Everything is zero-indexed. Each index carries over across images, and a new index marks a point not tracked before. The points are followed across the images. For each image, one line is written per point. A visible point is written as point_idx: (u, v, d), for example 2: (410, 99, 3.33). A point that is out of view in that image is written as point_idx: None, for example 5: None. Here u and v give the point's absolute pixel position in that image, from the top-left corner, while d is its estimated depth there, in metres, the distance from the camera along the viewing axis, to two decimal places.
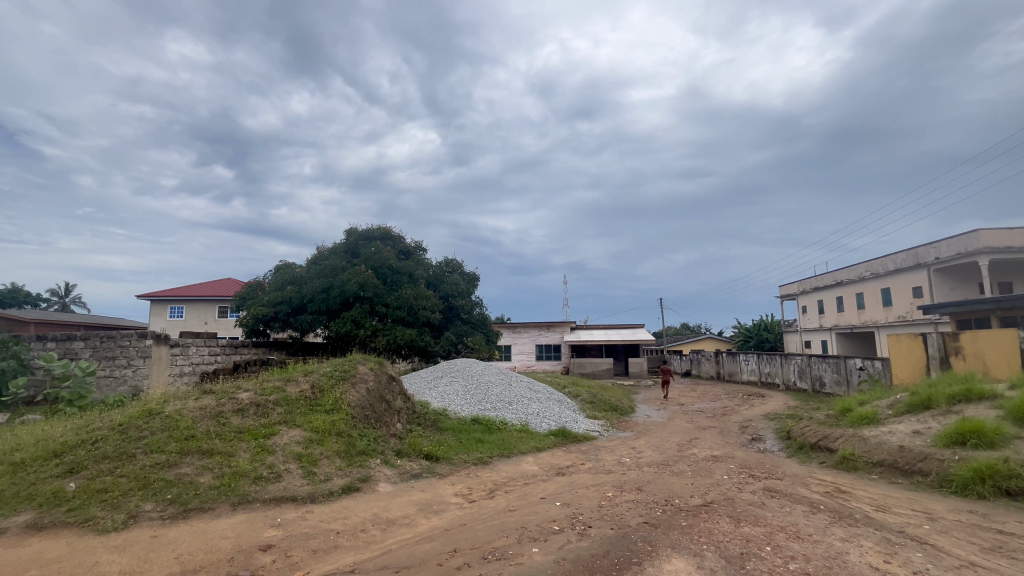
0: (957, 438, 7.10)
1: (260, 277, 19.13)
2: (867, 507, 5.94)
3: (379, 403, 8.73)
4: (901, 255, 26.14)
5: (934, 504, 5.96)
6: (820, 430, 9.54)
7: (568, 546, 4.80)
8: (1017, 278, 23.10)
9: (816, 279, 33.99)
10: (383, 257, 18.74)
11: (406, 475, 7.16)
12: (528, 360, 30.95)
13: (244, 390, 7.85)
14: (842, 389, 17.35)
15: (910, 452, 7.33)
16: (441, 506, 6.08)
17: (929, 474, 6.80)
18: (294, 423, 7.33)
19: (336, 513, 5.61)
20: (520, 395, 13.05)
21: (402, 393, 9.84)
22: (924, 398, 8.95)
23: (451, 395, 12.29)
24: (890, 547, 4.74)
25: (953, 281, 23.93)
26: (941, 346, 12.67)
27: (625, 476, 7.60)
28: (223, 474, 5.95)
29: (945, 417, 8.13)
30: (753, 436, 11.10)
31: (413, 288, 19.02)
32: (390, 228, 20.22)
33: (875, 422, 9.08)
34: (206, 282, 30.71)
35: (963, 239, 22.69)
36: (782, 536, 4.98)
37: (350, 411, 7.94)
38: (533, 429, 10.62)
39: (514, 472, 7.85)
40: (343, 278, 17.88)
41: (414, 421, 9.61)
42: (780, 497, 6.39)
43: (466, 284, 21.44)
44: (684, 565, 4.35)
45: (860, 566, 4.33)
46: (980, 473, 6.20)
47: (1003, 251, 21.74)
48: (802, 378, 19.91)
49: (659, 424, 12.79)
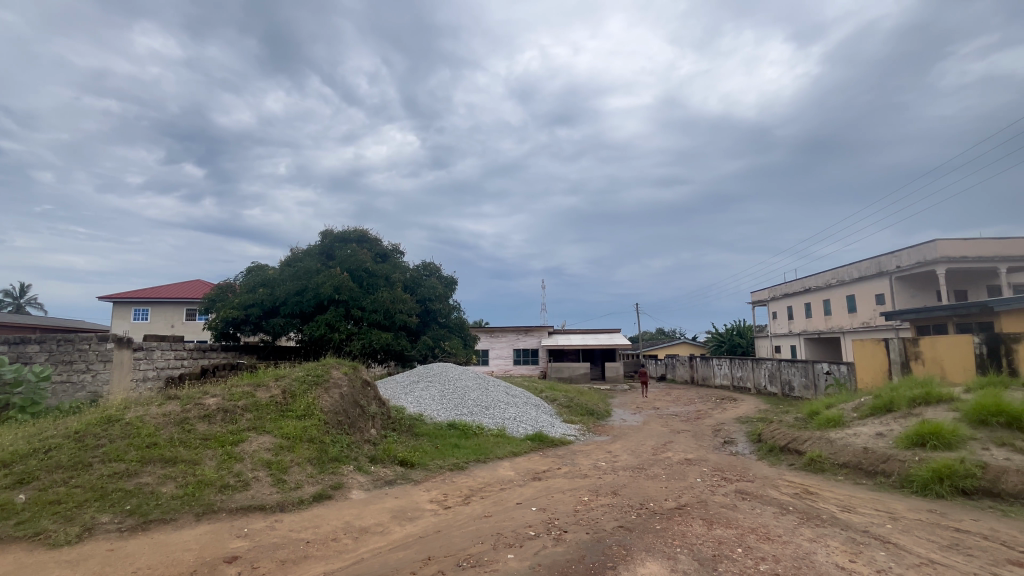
0: (918, 440, 7.37)
1: (230, 278, 18.66)
2: (833, 507, 6.13)
3: (353, 409, 8.54)
4: (866, 264, 27.19)
5: (897, 504, 6.16)
6: (789, 433, 9.79)
7: (543, 552, 4.78)
8: (971, 286, 24.21)
9: (786, 286, 34.97)
10: (359, 259, 18.45)
11: (380, 482, 7.01)
12: (505, 364, 30.99)
13: (211, 395, 7.60)
14: (810, 393, 17.88)
15: (874, 454, 7.57)
16: (415, 514, 5.98)
17: (892, 475, 7.04)
18: (264, 430, 7.12)
19: (307, 522, 5.45)
20: (497, 400, 13.00)
21: (377, 398, 9.64)
22: (886, 401, 9.28)
23: (427, 399, 12.17)
24: (855, 547, 4.87)
25: (913, 289, 24.94)
26: (902, 351, 13.23)
27: (601, 480, 7.65)
28: (187, 483, 5.73)
29: (906, 420, 8.44)
30: (725, 439, 11.30)
31: (389, 291, 18.70)
32: (367, 230, 19.97)
33: (841, 425, 9.37)
34: (173, 284, 29.68)
35: (923, 249, 23.69)
36: (752, 537, 5.07)
37: (322, 417, 7.76)
38: (509, 434, 10.60)
39: (490, 477, 7.80)
40: (317, 280, 17.59)
41: (389, 427, 9.40)
42: (751, 499, 6.51)
43: (443, 288, 21.25)
44: (658, 568, 4.39)
45: (826, 565, 4.45)
46: (939, 473, 6.44)
47: (959, 260, 22.77)
48: (772, 382, 20.43)
49: (635, 427, 12.94)
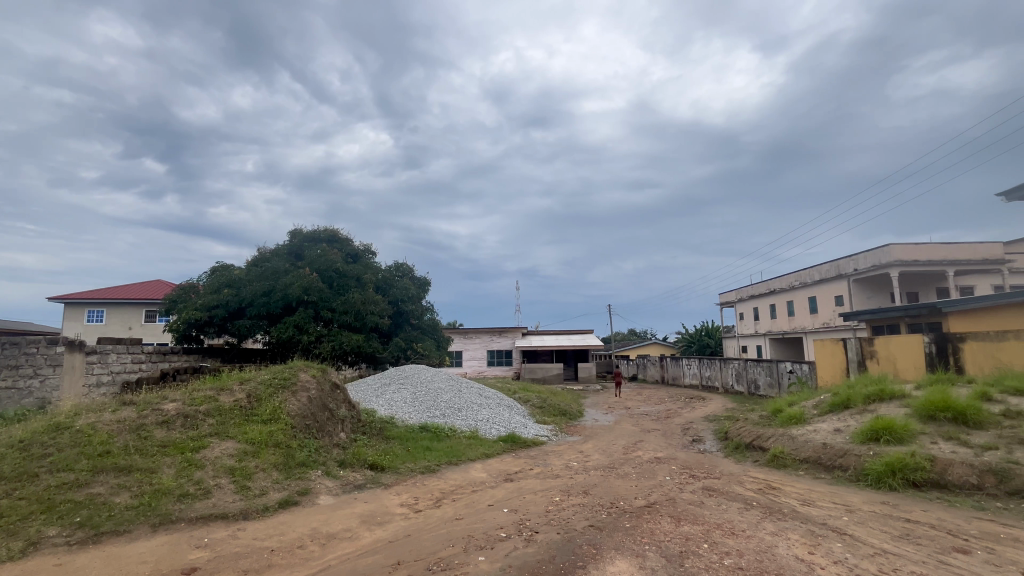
0: (872, 435, 7.72)
1: (193, 279, 18.01)
2: (794, 501, 6.35)
3: (322, 412, 8.35)
4: (826, 267, 28.33)
5: (853, 497, 6.43)
6: (754, 430, 10.10)
7: (514, 553, 4.78)
8: (921, 289, 25.54)
9: (752, 287, 36.09)
10: (329, 260, 18.08)
11: (349, 487, 6.87)
12: (478, 366, 30.90)
13: (170, 400, 7.31)
14: (775, 391, 18.50)
15: (832, 449, 7.88)
16: (385, 518, 5.89)
17: (849, 469, 7.34)
18: (227, 435, 6.88)
19: (271, 529, 5.29)
20: (470, 402, 12.95)
21: (347, 401, 9.45)
22: (844, 398, 9.68)
23: (398, 402, 12.03)
24: (814, 539, 5.06)
25: (870, 291, 26.12)
26: (859, 350, 13.84)
27: (572, 480, 7.72)
28: (143, 493, 5.49)
29: (862, 416, 8.84)
30: (694, 437, 11.57)
31: (361, 292, 18.38)
32: (338, 229, 19.62)
33: (802, 422, 9.73)
34: (131, 284, 28.39)
35: (878, 253, 24.85)
36: (718, 533, 5.20)
37: (289, 421, 7.57)
38: (482, 435, 10.57)
39: (462, 479, 7.76)
40: (285, 281, 17.15)
41: (359, 430, 9.24)
42: (717, 496, 6.69)
43: (416, 290, 21.05)
44: (627, 566, 4.44)
45: (787, 557, 4.60)
46: (892, 466, 6.76)
47: (910, 264, 23.98)
48: (739, 381, 21.03)
49: (606, 427, 13.11)
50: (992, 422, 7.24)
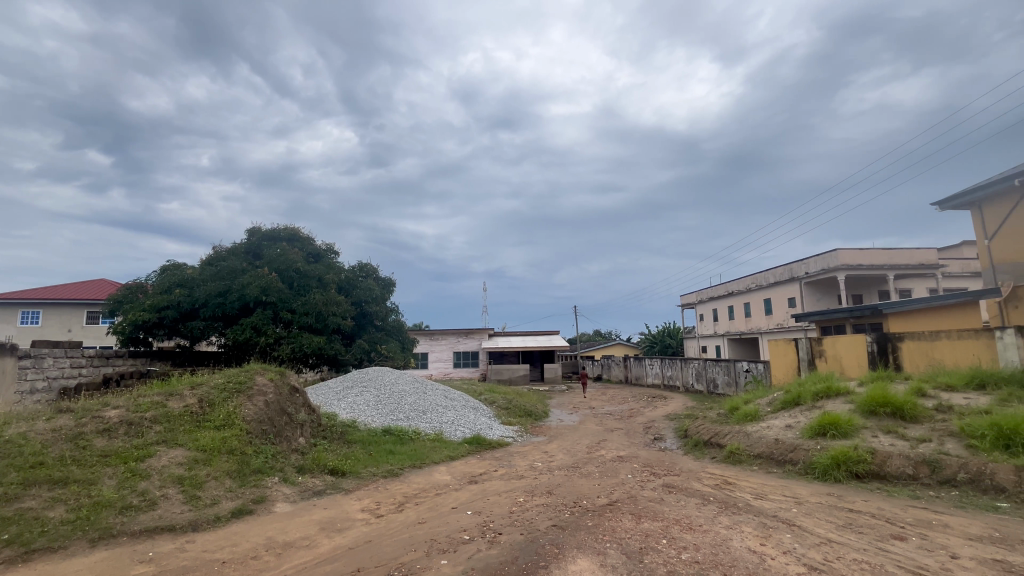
0: (820, 430, 8.12)
1: (141, 278, 17.08)
2: (748, 495, 6.60)
3: (279, 417, 8.06)
4: (780, 271, 29.62)
5: (802, 489, 6.75)
6: (712, 428, 10.44)
7: (477, 556, 4.76)
8: (865, 291, 27.11)
9: (711, 289, 37.33)
10: (289, 259, 17.53)
11: (307, 493, 6.67)
12: (444, 368, 30.64)
13: (113, 407, 6.89)
14: (732, 389, 19.18)
15: (784, 444, 8.24)
16: (345, 524, 5.74)
17: (798, 463, 7.70)
18: (175, 443, 6.55)
19: (223, 541, 5.06)
20: (435, 404, 12.82)
21: (306, 405, 9.17)
22: (795, 396, 10.15)
23: (361, 405, 11.76)
24: (765, 531, 5.28)
25: (819, 293, 27.50)
26: (809, 350, 14.54)
27: (537, 480, 7.75)
28: (82, 506, 5.15)
29: (811, 412, 9.30)
30: (655, 435, 11.85)
31: (323, 292, 17.89)
32: (299, 228, 19.06)
33: (756, 419, 10.14)
34: (72, 284, 26.65)
35: (827, 257, 26.19)
36: (676, 528, 5.35)
37: (244, 426, 7.27)
38: (447, 438, 10.48)
39: (426, 483, 7.66)
40: (241, 281, 16.49)
41: (319, 434, 8.98)
42: (676, 492, 6.88)
43: (381, 290, 20.69)
44: (589, 564, 4.50)
45: (740, 549, 4.78)
46: (837, 459, 7.14)
47: (856, 268, 25.40)
48: (699, 380, 21.71)
49: (571, 427, 13.25)
50: (926, 415, 7.76)
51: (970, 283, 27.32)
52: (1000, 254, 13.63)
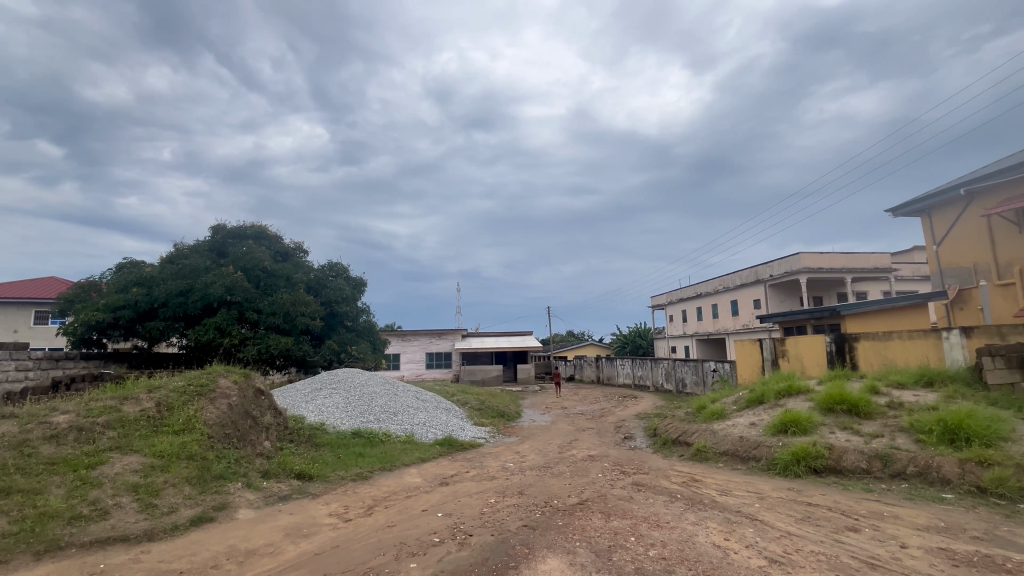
0: (782, 427, 8.41)
1: (95, 276, 16.27)
2: (714, 492, 6.78)
3: (243, 420, 7.81)
4: (746, 273, 30.54)
5: (764, 485, 6.98)
6: (680, 427, 10.68)
7: (447, 558, 4.72)
8: (825, 293, 28.23)
9: (680, 291, 38.19)
10: (256, 258, 17.01)
11: (272, 498, 6.48)
12: (417, 369, 30.34)
13: (61, 413, 6.54)
14: (700, 389, 19.67)
15: (748, 442, 8.50)
16: (312, 530, 5.61)
17: (761, 459, 7.96)
18: (130, 449, 6.27)
19: (181, 550, 4.87)
20: (406, 406, 12.67)
21: (272, 408, 8.91)
22: (759, 395, 10.49)
23: (330, 408, 11.52)
24: (729, 526, 5.43)
25: (783, 295, 28.49)
26: (773, 350, 15.05)
27: (508, 481, 7.76)
28: (26, 517, 4.86)
29: (773, 410, 9.63)
30: (626, 434, 12.04)
31: (291, 292, 17.44)
32: (266, 226, 18.54)
33: (722, 417, 10.43)
34: (19, 282, 25.18)
35: (790, 261, 27.16)
36: (644, 526, 5.44)
37: (205, 431, 7.01)
38: (418, 440, 10.37)
39: (396, 485, 7.56)
40: (204, 280, 15.91)
41: (285, 438, 8.73)
42: (645, 490, 7.01)
43: (351, 290, 20.32)
44: (558, 563, 4.53)
45: (705, 545, 4.90)
46: (797, 455, 7.41)
47: (817, 271, 26.43)
48: (668, 380, 22.17)
49: (543, 427, 13.33)
50: (879, 412, 8.14)
51: (921, 286, 28.81)
52: (948, 258, 14.37)
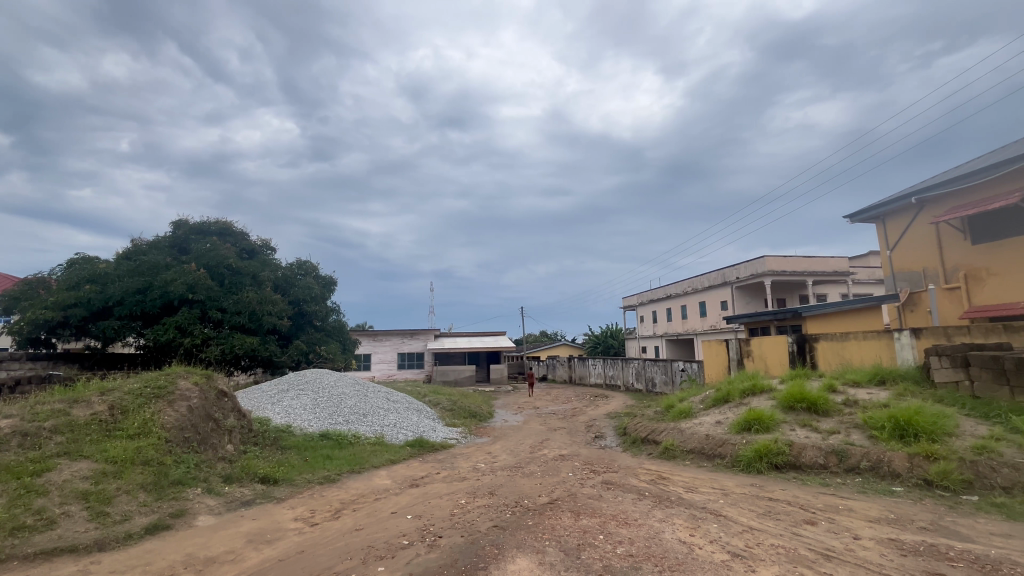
0: (746, 425, 8.67)
1: (44, 272, 15.44)
2: (680, 489, 6.94)
3: (204, 423, 7.53)
4: (714, 275, 31.39)
5: (728, 481, 7.19)
6: (649, 426, 10.88)
7: (415, 560, 4.68)
8: (788, 295, 29.29)
9: (651, 292, 38.94)
10: (220, 255, 16.43)
11: (234, 504, 6.27)
12: (388, 369, 29.94)
13: (4, 418, 6.16)
14: (669, 388, 20.09)
15: (714, 439, 8.73)
16: (276, 535, 5.45)
17: (726, 456, 8.19)
18: (80, 454, 5.96)
19: (134, 560, 4.65)
20: (377, 407, 12.48)
21: (235, 410, 8.62)
22: (724, 393, 10.79)
23: (297, 409, 11.25)
24: (694, 522, 5.56)
25: (748, 297, 29.41)
26: (738, 350, 15.51)
27: (479, 481, 7.74)
28: None
29: (738, 409, 9.93)
30: (596, 434, 12.19)
31: (257, 290, 16.91)
32: (231, 222, 17.94)
33: (689, 415, 10.69)
34: None
35: (756, 264, 28.06)
36: (612, 524, 5.52)
37: (163, 435, 6.73)
38: (388, 441, 10.23)
39: (364, 488, 7.43)
40: (164, 278, 15.28)
41: (249, 441, 8.47)
42: (614, 488, 7.11)
43: (320, 289, 19.88)
44: (527, 563, 4.55)
45: (671, 541, 5.00)
46: (760, 452, 7.66)
47: (780, 274, 27.40)
48: (638, 379, 22.56)
49: (515, 427, 13.37)
50: (836, 409, 8.49)
51: (876, 289, 30.23)
52: (901, 263, 15.14)
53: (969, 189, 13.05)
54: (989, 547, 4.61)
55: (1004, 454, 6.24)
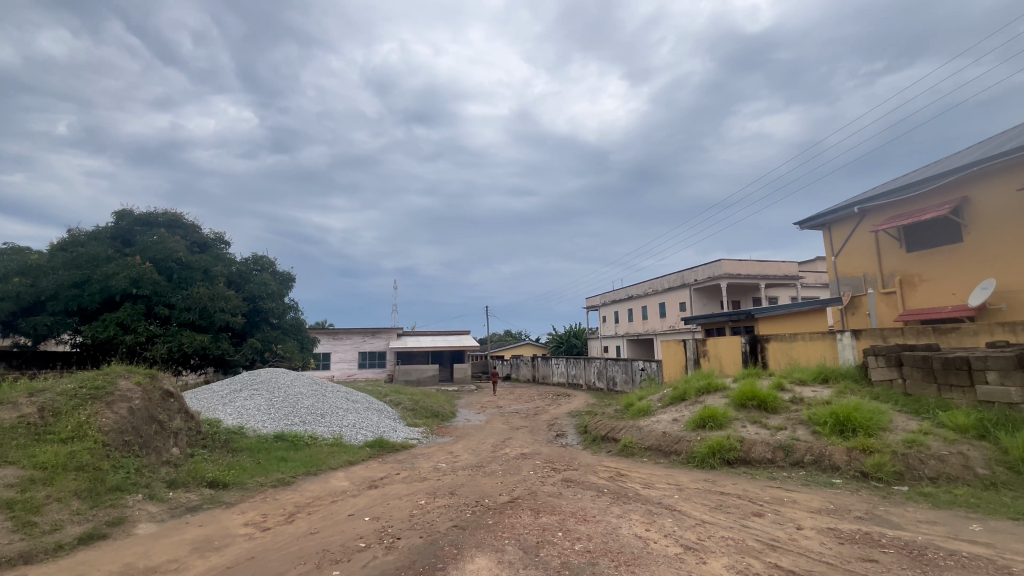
0: (701, 422, 8.98)
1: None
2: (637, 485, 7.11)
3: (147, 426, 7.12)
4: (673, 277, 32.33)
5: (683, 477, 7.42)
6: (609, 424, 11.09)
7: (372, 563, 4.59)
8: (742, 297, 30.55)
9: (613, 293, 39.72)
10: (168, 248, 15.56)
11: (179, 510, 5.95)
12: (348, 369, 29.24)
13: None
14: (629, 387, 20.54)
15: (670, 436, 9.00)
16: (225, 542, 5.22)
17: (682, 453, 8.45)
18: (5, 461, 5.52)
19: (65, 572, 4.34)
20: (335, 407, 12.17)
21: (182, 411, 8.20)
22: (681, 392, 11.13)
23: (251, 410, 10.82)
24: (650, 517, 5.71)
25: (706, 298, 30.47)
26: (695, 350, 16.05)
27: (440, 481, 7.67)
28: None
29: (694, 406, 10.27)
30: (558, 432, 12.30)
31: (208, 286, 16.12)
32: (181, 213, 17.02)
33: (648, 413, 10.97)
34: None
35: (712, 267, 29.14)
36: (571, 521, 5.60)
37: (101, 438, 6.32)
38: (346, 442, 9.98)
39: (321, 490, 7.23)
40: (105, 271, 14.35)
41: (197, 444, 8.07)
42: (574, 486, 7.22)
43: (277, 285, 19.17)
44: (486, 562, 4.54)
45: (627, 536, 5.12)
46: (714, 448, 7.96)
47: (735, 277, 28.54)
48: (600, 378, 22.95)
49: (477, 427, 13.33)
50: (784, 406, 8.92)
51: (822, 293, 31.98)
52: (844, 268, 16.07)
53: (904, 201, 13.97)
54: (917, 533, 4.96)
55: (931, 446, 6.73)
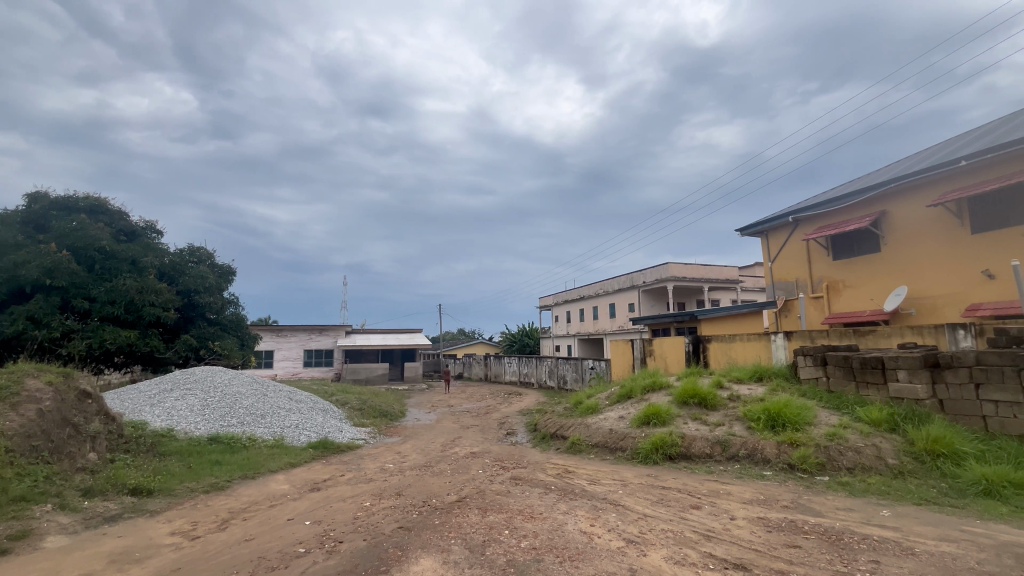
0: (646, 420, 9.29)
1: None
2: (584, 482, 7.27)
3: (60, 429, 6.52)
4: (623, 279, 33.31)
5: (628, 473, 7.65)
6: (558, 421, 11.25)
7: (312, 569, 4.42)
8: (687, 299, 31.91)
9: (566, 293, 40.41)
10: (90, 236, 14.26)
11: (95, 520, 5.49)
12: (292, 367, 28.07)
13: None
14: (579, 385, 20.94)
15: (616, 433, 9.25)
16: (148, 552, 4.87)
17: (627, 449, 8.72)
18: None
19: None
20: (277, 407, 11.64)
21: (102, 413, 7.57)
22: (628, 390, 11.48)
23: (183, 411, 10.16)
24: (595, 513, 5.84)
25: (654, 300, 31.58)
26: (642, 349, 16.60)
27: (386, 482, 7.50)
28: None
29: (639, 404, 10.63)
30: (508, 431, 12.34)
31: (137, 278, 14.95)
32: (106, 198, 15.61)
33: (596, 411, 11.24)
34: None
35: (660, 269, 30.27)
36: (519, 518, 5.64)
37: (4, 443, 5.73)
38: (288, 444, 9.57)
39: (259, 494, 6.89)
40: (13, 260, 13.03)
41: (119, 448, 7.47)
42: (522, 484, 7.27)
43: (216, 279, 18.08)
44: (431, 563, 4.48)
45: (573, 532, 5.21)
46: (657, 445, 8.27)
47: (681, 279, 29.79)
48: (551, 377, 23.26)
49: (427, 426, 13.13)
50: (722, 403, 9.38)
51: (760, 297, 33.96)
52: (779, 273, 17.13)
53: (832, 212, 15.06)
54: (836, 520, 5.36)
55: (849, 439, 7.29)
